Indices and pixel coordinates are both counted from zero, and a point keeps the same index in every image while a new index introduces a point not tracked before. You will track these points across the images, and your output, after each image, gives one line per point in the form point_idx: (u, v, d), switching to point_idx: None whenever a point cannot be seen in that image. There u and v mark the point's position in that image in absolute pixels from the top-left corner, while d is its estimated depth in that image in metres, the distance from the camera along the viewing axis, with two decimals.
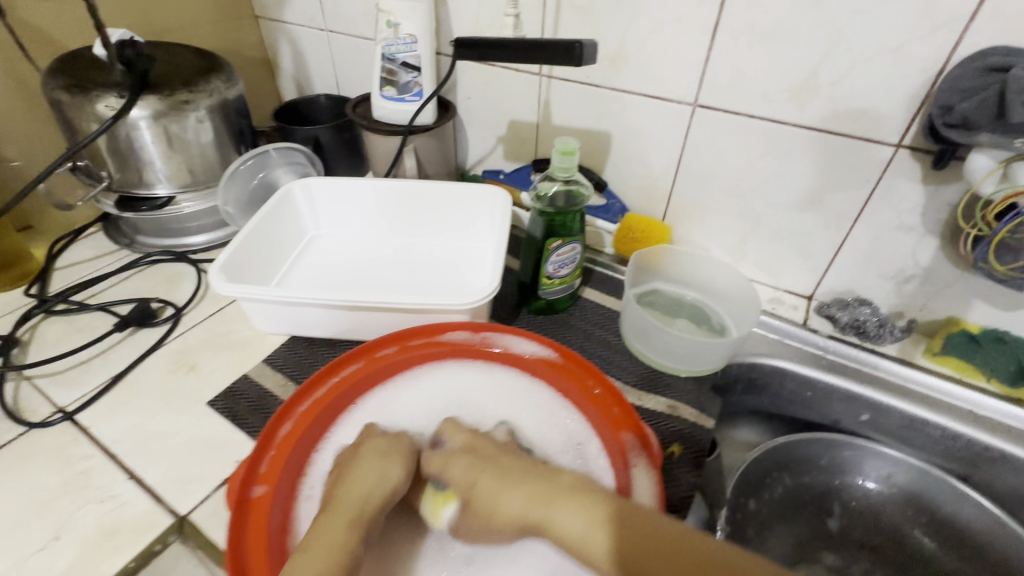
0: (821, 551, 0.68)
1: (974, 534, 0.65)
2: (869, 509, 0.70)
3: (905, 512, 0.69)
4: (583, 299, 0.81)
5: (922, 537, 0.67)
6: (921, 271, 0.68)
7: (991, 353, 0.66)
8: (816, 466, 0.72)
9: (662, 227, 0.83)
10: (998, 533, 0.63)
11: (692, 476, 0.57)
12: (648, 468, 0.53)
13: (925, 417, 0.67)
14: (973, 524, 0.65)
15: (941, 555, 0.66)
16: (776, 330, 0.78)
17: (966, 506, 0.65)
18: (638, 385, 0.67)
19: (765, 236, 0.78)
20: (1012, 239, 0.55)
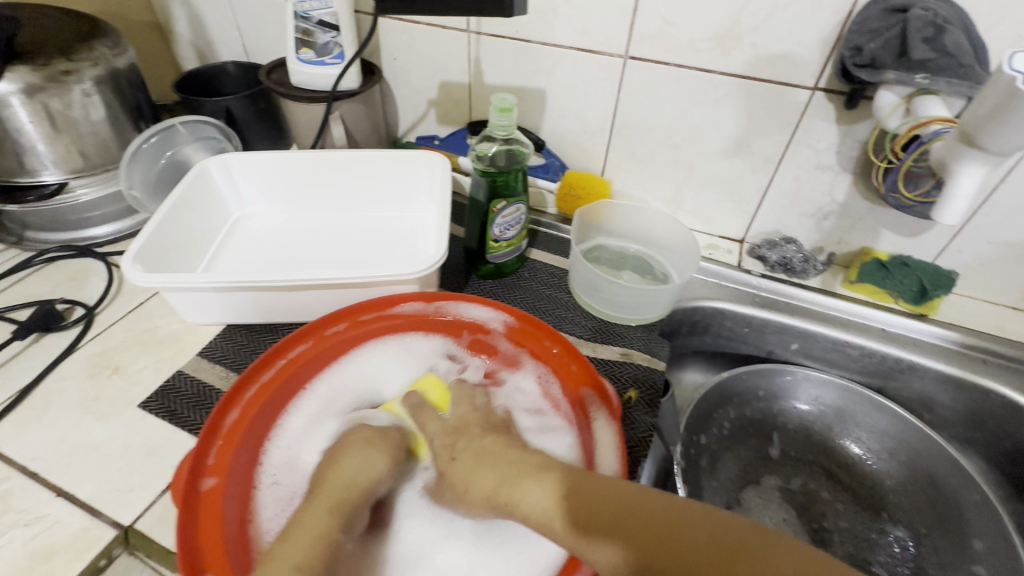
0: (766, 471, 0.73)
1: (890, 437, 0.72)
2: (803, 428, 0.76)
3: (835, 427, 0.75)
4: (531, 260, 0.81)
5: (847, 445, 0.74)
6: (838, 206, 0.74)
7: (898, 276, 0.73)
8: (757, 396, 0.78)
9: (602, 182, 0.84)
10: (910, 434, 0.71)
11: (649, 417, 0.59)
12: (609, 421, 0.54)
13: (846, 338, 0.74)
14: (888, 429, 0.72)
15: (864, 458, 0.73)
16: (714, 273, 0.81)
17: (882, 412, 0.72)
18: (591, 337, 0.69)
19: (698, 184, 0.81)
20: (915, 169, 0.59)
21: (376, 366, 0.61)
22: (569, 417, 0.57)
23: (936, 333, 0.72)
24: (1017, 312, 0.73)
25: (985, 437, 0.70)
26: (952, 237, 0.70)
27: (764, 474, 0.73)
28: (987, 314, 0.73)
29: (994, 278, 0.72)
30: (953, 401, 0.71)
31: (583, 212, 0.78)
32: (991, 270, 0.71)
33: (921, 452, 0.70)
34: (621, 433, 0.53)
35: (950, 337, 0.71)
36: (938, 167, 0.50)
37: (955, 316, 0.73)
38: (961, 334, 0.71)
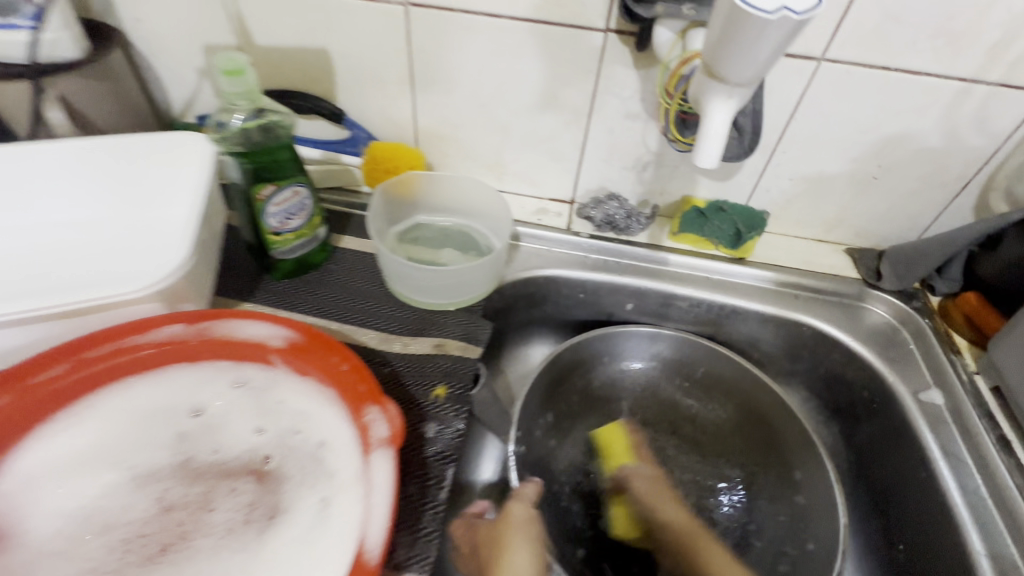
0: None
1: (723, 378, 0.73)
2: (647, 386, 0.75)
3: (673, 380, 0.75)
4: (339, 249, 0.71)
5: (688, 397, 0.74)
6: (653, 156, 0.71)
7: (716, 222, 0.71)
8: (596, 363, 0.75)
9: (413, 152, 0.74)
10: (737, 375, 0.72)
11: (459, 414, 0.54)
12: (388, 456, 0.44)
13: (673, 291, 0.73)
14: (719, 374, 0.73)
15: (705, 407, 0.73)
16: (545, 240, 0.76)
17: (715, 358, 0.72)
18: (404, 330, 0.62)
19: (517, 145, 0.74)
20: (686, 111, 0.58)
21: (116, 412, 0.49)
22: (351, 450, 0.47)
23: (753, 274, 0.72)
24: (824, 243, 0.76)
25: (803, 367, 0.72)
26: (758, 177, 0.70)
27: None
28: (798, 248, 0.75)
29: (799, 213, 0.73)
30: (773, 337, 0.72)
31: (392, 184, 0.69)
32: (797, 206, 0.73)
33: (748, 393, 0.71)
34: (397, 466, 0.44)
35: (765, 277, 0.72)
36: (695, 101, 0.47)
37: (770, 255, 0.74)
38: (774, 273, 0.72)
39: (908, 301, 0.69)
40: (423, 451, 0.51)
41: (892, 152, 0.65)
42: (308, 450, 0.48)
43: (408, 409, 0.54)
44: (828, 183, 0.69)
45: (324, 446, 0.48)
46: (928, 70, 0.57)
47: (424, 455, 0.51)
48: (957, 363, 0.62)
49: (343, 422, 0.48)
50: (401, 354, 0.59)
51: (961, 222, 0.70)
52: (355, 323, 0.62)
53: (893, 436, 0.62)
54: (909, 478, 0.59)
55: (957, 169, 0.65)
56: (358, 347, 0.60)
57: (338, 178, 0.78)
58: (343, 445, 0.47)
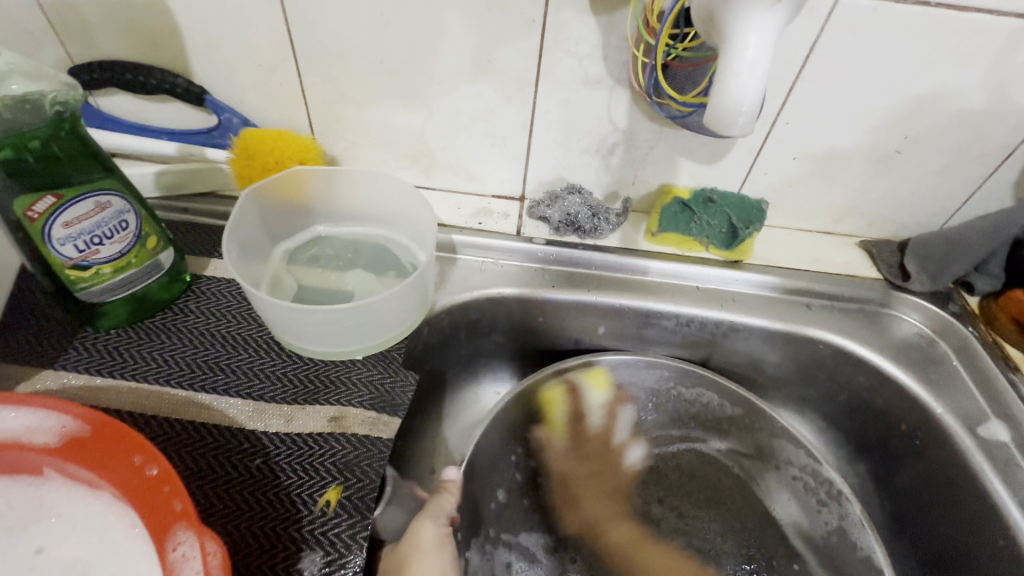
0: (593, 502, 0.56)
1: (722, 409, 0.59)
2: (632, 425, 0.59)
3: (658, 419, 0.60)
4: (202, 279, 0.51)
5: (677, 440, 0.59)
6: (622, 135, 0.54)
7: (704, 217, 0.56)
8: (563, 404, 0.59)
9: (302, 142, 0.54)
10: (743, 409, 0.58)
11: (358, 535, 0.37)
12: None
13: (657, 309, 0.57)
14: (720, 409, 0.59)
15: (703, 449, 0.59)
16: (489, 250, 0.59)
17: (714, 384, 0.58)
18: (288, 397, 0.43)
19: (444, 127, 0.56)
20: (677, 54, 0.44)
21: None
22: None
23: (753, 281, 0.57)
24: (831, 237, 0.61)
25: (819, 393, 0.58)
26: (755, 156, 0.55)
27: (597, 509, 0.56)
28: (803, 244, 0.61)
29: (804, 201, 0.59)
30: (781, 359, 0.58)
31: (270, 185, 0.50)
32: (801, 192, 0.58)
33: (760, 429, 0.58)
34: None
35: (768, 284, 0.57)
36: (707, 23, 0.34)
37: (772, 255, 0.59)
38: (778, 278, 0.57)
39: (944, 304, 0.55)
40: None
41: (922, 117, 0.50)
42: None
43: (280, 530, 0.37)
44: (841, 161, 0.55)
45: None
46: (979, 4, 0.43)
47: None
48: (1018, 385, 0.49)
49: (151, 570, 0.30)
50: (279, 434, 0.41)
51: (999, 203, 0.56)
52: (217, 391, 0.43)
53: (946, 484, 0.48)
54: (980, 544, 0.45)
55: (1000, 137, 0.51)
56: (215, 427, 0.41)
57: (209, 180, 0.58)
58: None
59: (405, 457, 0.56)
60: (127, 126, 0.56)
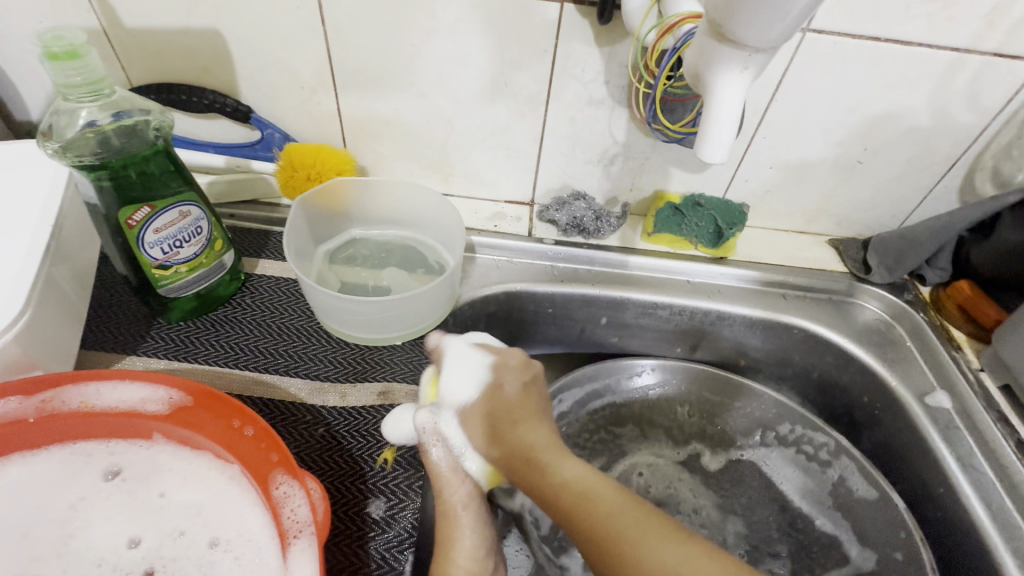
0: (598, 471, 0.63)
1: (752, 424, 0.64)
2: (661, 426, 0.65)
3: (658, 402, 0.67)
4: (254, 277, 0.58)
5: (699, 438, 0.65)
6: (621, 147, 0.62)
7: (693, 219, 0.64)
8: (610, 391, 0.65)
9: (339, 155, 0.61)
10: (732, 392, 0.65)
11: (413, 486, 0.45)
12: (312, 548, 0.33)
13: (653, 300, 0.64)
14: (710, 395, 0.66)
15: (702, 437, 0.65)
16: (504, 250, 0.66)
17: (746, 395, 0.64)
18: (339, 376, 0.51)
19: (464, 141, 0.64)
20: (674, 89, 0.51)
21: None
22: (271, 546, 0.36)
23: (736, 275, 0.65)
24: (805, 236, 0.70)
25: (794, 372, 0.66)
26: (737, 166, 0.63)
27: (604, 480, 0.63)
28: (780, 243, 0.69)
29: (780, 205, 0.67)
30: (761, 343, 0.66)
31: (317, 195, 0.57)
32: (777, 196, 0.66)
33: (744, 406, 0.65)
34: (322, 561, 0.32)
35: (749, 277, 0.66)
36: (693, 78, 0.41)
37: (752, 252, 0.67)
38: (758, 272, 0.65)
39: (900, 294, 0.64)
40: (365, 540, 0.41)
41: (878, 133, 0.59)
42: (205, 553, 0.36)
43: (348, 483, 0.44)
44: (811, 170, 0.63)
45: (224, 546, 0.36)
46: (919, 40, 0.51)
47: (370, 544, 0.41)
48: (960, 360, 0.57)
49: (257, 508, 0.37)
50: (337, 408, 0.48)
51: (946, 205, 0.65)
52: (278, 372, 0.50)
53: (901, 446, 0.56)
54: (928, 495, 0.53)
55: (944, 149, 0.60)
56: (280, 402, 0.48)
57: (252, 189, 0.64)
58: (254, 539, 0.36)
59: None
60: (179, 141, 0.63)
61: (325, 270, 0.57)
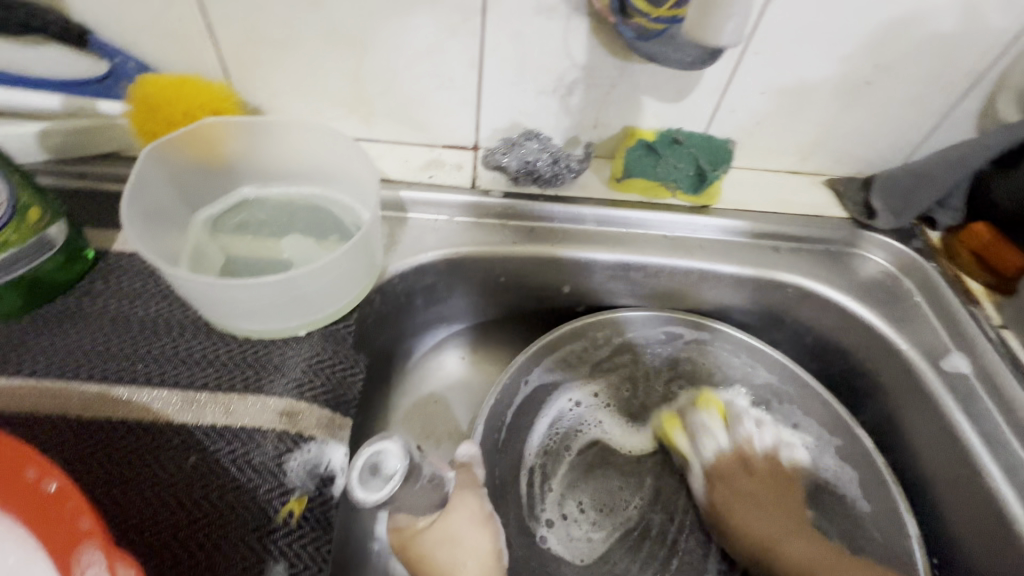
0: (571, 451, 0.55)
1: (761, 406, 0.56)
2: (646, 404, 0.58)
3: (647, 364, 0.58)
4: (109, 256, 0.44)
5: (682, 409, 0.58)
6: (580, 72, 0.49)
7: (671, 160, 0.53)
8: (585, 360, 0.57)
9: (215, 90, 0.46)
10: (729, 351, 0.56)
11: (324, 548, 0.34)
12: None
13: (624, 261, 0.54)
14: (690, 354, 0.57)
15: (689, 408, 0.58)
16: (442, 206, 0.54)
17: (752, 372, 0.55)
18: (220, 383, 0.38)
19: (381, 69, 0.50)
20: None
21: None
22: None
23: (721, 226, 0.55)
24: (797, 177, 0.59)
25: (786, 337, 0.58)
26: (722, 92, 0.51)
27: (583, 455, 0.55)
28: (770, 185, 0.58)
29: (771, 139, 0.56)
30: (749, 305, 0.56)
31: (181, 139, 0.44)
32: (769, 129, 0.55)
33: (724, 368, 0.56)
34: None
35: (735, 229, 0.55)
36: None
37: (739, 198, 0.57)
38: (747, 222, 0.55)
39: (907, 241, 0.54)
40: None
41: (892, 44, 0.48)
42: None
43: (236, 540, 0.33)
44: (810, 96, 0.52)
45: None
46: None
47: None
48: (979, 316, 0.49)
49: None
50: (216, 427, 0.36)
51: (961, 133, 0.55)
52: (135, 383, 0.38)
53: (910, 419, 0.49)
54: (944, 473, 0.46)
55: (968, 63, 0.49)
56: (137, 423, 0.36)
57: (108, 138, 0.49)
58: None
59: (365, 434, 0.52)
60: None
61: (214, 247, 0.44)
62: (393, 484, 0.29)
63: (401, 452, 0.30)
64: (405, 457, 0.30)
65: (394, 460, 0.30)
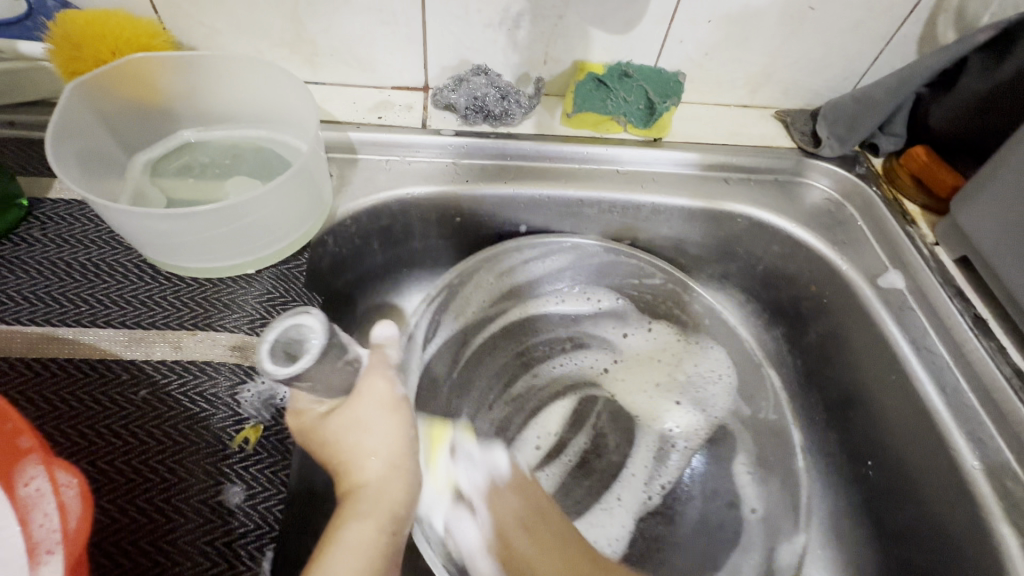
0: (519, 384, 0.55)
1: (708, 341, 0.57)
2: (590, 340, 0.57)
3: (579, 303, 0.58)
4: (41, 202, 0.43)
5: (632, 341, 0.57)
6: (526, 1, 0.48)
7: (620, 93, 0.53)
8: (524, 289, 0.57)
9: (142, 25, 0.44)
10: (666, 296, 0.57)
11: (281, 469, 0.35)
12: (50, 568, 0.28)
13: (578, 196, 0.54)
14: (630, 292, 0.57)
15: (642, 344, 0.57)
16: (393, 147, 0.53)
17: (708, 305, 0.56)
18: (167, 322, 0.38)
19: (320, 3, 0.48)
20: None
21: None
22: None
23: (672, 160, 0.55)
24: (748, 110, 0.60)
25: (737, 268, 0.59)
26: (670, 20, 0.51)
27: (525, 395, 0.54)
28: (720, 118, 0.59)
29: (720, 70, 0.56)
30: (702, 238, 0.58)
31: (110, 75, 0.42)
32: (717, 60, 0.55)
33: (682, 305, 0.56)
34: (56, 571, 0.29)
35: (687, 161, 0.56)
36: None
37: (689, 131, 0.57)
38: (698, 154, 0.56)
39: (851, 167, 0.56)
40: (216, 536, 0.32)
41: None
42: None
43: (192, 466, 0.33)
44: (757, 22, 0.52)
45: None
46: None
47: (224, 539, 0.32)
48: (915, 236, 0.51)
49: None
50: (167, 362, 0.36)
51: (903, 59, 0.56)
52: (80, 324, 0.37)
53: (850, 335, 0.51)
54: (879, 382, 0.49)
55: None
56: (85, 361, 0.36)
57: (33, 84, 0.47)
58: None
59: None
60: None
61: (155, 189, 0.43)
62: (304, 361, 0.30)
63: (318, 333, 0.31)
64: (323, 339, 0.31)
65: (312, 339, 0.31)
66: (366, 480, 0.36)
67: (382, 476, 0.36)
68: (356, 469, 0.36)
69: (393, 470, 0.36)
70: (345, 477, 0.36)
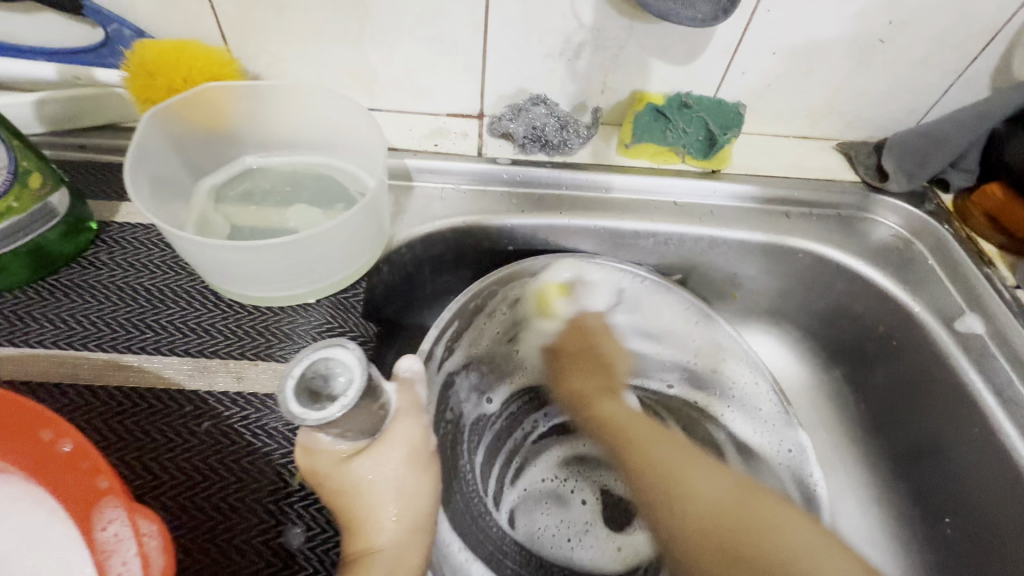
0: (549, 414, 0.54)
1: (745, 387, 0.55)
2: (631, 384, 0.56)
3: None
4: (110, 225, 0.43)
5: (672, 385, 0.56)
6: (588, 32, 0.48)
7: (680, 123, 0.52)
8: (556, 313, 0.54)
9: (212, 54, 0.45)
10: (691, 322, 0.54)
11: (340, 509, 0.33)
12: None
13: (634, 228, 0.53)
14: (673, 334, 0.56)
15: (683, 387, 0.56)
16: (448, 175, 0.53)
17: None
18: (229, 351, 0.38)
19: (383, 33, 0.48)
20: None
21: None
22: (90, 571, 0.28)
23: (731, 193, 0.54)
24: (808, 142, 0.58)
25: (795, 304, 0.57)
26: (734, 52, 0.50)
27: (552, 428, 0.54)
28: (780, 150, 0.57)
29: (782, 102, 0.55)
30: (760, 272, 0.56)
31: (180, 104, 0.43)
32: (779, 92, 0.54)
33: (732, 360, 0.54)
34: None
35: (746, 194, 0.54)
36: None
37: (749, 163, 0.56)
38: (758, 187, 0.54)
39: (920, 204, 0.54)
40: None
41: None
42: None
43: (254, 503, 0.33)
44: (823, 55, 0.51)
45: None
46: None
47: None
48: (994, 278, 0.48)
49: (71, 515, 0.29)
50: (229, 393, 0.36)
51: (975, 94, 0.54)
52: (145, 352, 0.37)
53: (923, 381, 0.49)
54: (958, 433, 0.46)
55: (984, 20, 0.48)
56: (149, 390, 0.36)
57: (105, 109, 0.48)
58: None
59: None
60: None
61: (219, 216, 0.43)
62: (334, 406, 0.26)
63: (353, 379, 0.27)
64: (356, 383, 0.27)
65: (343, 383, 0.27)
66: (382, 543, 0.31)
67: (396, 542, 0.32)
68: (376, 528, 0.32)
69: (406, 544, 0.32)
70: (357, 534, 0.32)
